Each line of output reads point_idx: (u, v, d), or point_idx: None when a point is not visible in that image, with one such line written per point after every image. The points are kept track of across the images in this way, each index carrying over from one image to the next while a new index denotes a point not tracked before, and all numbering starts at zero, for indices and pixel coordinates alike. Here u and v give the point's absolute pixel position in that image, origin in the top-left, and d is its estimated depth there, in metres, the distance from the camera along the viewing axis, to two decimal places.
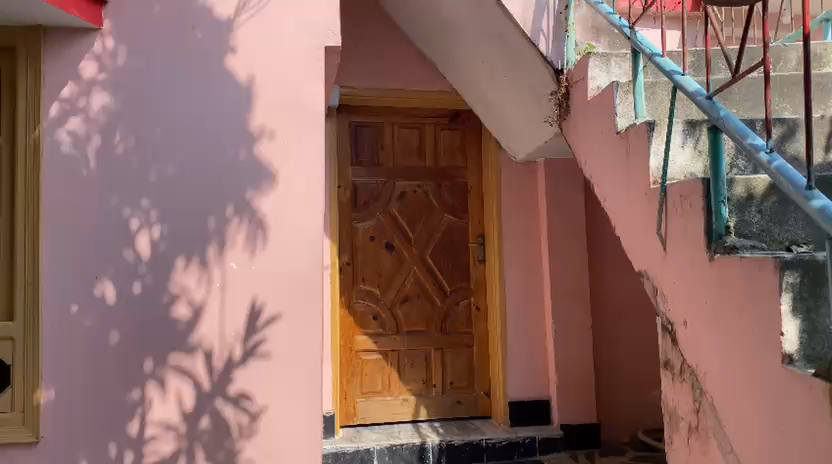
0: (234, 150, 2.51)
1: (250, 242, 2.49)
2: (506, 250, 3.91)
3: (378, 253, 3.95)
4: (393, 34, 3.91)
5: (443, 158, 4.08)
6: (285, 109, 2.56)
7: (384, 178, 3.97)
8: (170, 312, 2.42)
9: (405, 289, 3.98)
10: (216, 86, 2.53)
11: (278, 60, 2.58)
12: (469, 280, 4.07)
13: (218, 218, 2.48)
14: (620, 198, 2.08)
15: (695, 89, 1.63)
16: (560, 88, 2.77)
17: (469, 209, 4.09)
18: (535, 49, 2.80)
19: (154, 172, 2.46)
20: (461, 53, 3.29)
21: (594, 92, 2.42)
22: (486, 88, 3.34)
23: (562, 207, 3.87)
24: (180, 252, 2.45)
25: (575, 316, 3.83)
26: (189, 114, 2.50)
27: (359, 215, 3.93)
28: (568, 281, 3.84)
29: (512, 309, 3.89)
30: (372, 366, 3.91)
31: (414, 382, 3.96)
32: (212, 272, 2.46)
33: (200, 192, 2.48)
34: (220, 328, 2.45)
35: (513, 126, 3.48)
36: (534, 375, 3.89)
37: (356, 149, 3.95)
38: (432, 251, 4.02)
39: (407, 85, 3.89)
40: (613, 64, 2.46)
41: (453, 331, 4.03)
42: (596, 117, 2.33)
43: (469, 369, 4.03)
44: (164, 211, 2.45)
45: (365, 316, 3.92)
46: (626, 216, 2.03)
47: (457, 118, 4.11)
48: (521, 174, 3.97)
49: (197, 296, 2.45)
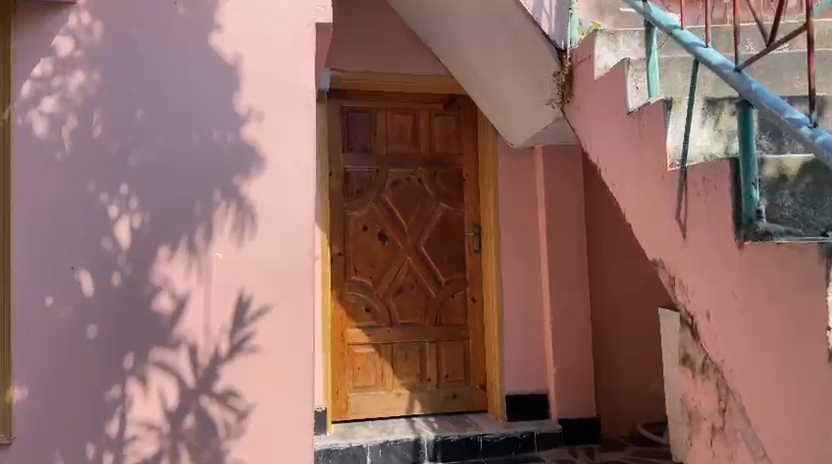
0: (221, 134, 2.37)
1: (237, 231, 2.35)
2: (503, 240, 3.79)
3: (371, 242, 3.82)
4: (386, 16, 3.77)
5: (438, 145, 3.94)
6: (274, 90, 2.42)
7: (377, 165, 3.83)
8: (152, 305, 2.28)
9: (399, 281, 3.85)
10: (201, 66, 2.38)
11: (266, 38, 2.44)
12: (464, 271, 3.94)
13: (205, 205, 2.33)
14: (631, 184, 1.96)
15: (720, 62, 1.49)
16: (564, 70, 2.70)
17: (465, 197, 3.96)
18: (537, 29, 2.68)
19: (136, 157, 2.31)
20: (458, 33, 3.14)
21: (601, 73, 2.30)
22: (484, 71, 3.20)
23: (561, 195, 3.75)
24: (163, 241, 2.30)
25: (575, 308, 3.71)
26: (172, 96, 2.35)
27: (350, 203, 3.79)
28: (568, 271, 3.72)
29: (509, 300, 3.77)
30: (365, 359, 3.78)
31: (408, 376, 3.83)
32: (198, 262, 2.32)
33: (185, 178, 2.34)
34: (205, 322, 2.31)
35: (511, 112, 3.34)
36: (532, 369, 3.77)
37: (347, 135, 3.80)
38: (426, 241, 3.89)
39: (402, 69, 3.74)
40: (620, 42, 2.32)
41: (448, 323, 3.90)
42: (605, 99, 2.20)
43: (464, 362, 3.91)
44: (147, 198, 2.31)
45: (357, 308, 3.79)
46: (638, 202, 1.91)
47: (452, 104, 3.97)
48: (518, 160, 3.84)
49: (181, 287, 2.30)
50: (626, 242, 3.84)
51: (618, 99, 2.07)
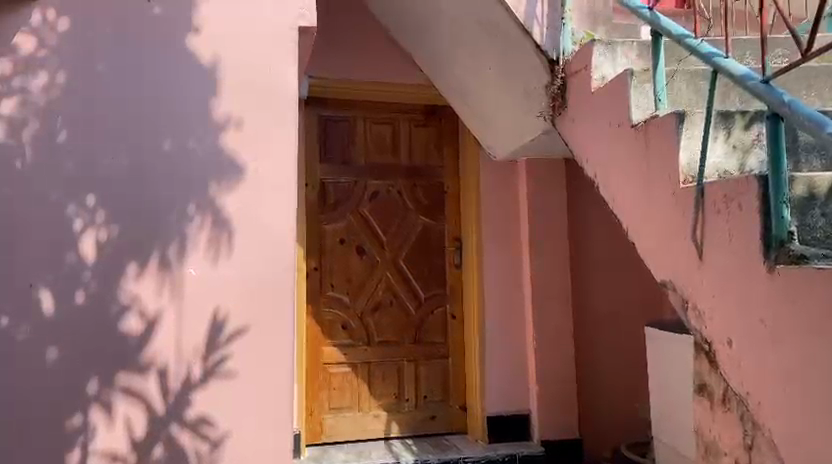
0: (195, 142, 2.24)
1: (213, 246, 2.21)
2: (486, 256, 3.68)
3: (348, 256, 3.67)
4: (366, 23, 3.67)
5: (419, 156, 3.82)
6: (254, 95, 2.31)
7: (356, 176, 3.70)
8: (119, 324, 2.13)
9: (377, 297, 3.71)
10: (175, 70, 2.25)
11: (248, 38, 2.33)
12: (445, 287, 3.82)
13: (178, 217, 2.20)
14: (636, 200, 1.88)
15: (743, 73, 1.41)
16: (556, 79, 2.62)
17: (445, 211, 3.84)
18: (528, 37, 2.60)
19: (104, 164, 2.17)
20: (443, 40, 3.04)
21: (599, 83, 2.22)
22: (469, 80, 3.10)
23: (545, 210, 3.67)
24: (131, 257, 2.15)
25: (558, 324, 3.62)
26: (144, 100, 2.22)
27: (328, 216, 3.65)
28: (551, 287, 3.63)
29: (491, 317, 3.66)
30: (340, 379, 3.62)
31: (385, 396, 3.69)
32: (170, 278, 2.17)
33: (155, 188, 2.19)
34: (177, 344, 2.16)
35: (495, 123, 3.24)
36: (514, 388, 3.66)
37: (325, 144, 3.66)
38: (406, 256, 3.76)
39: (382, 76, 3.65)
40: (619, 52, 2.25)
41: (428, 341, 3.77)
42: (604, 111, 2.11)
43: (443, 382, 3.78)
44: (114, 208, 2.16)
45: (333, 325, 3.63)
46: (643, 220, 1.82)
47: (433, 114, 3.87)
48: (500, 173, 3.75)
49: (151, 305, 2.15)
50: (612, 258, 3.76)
51: (618, 111, 1.99)
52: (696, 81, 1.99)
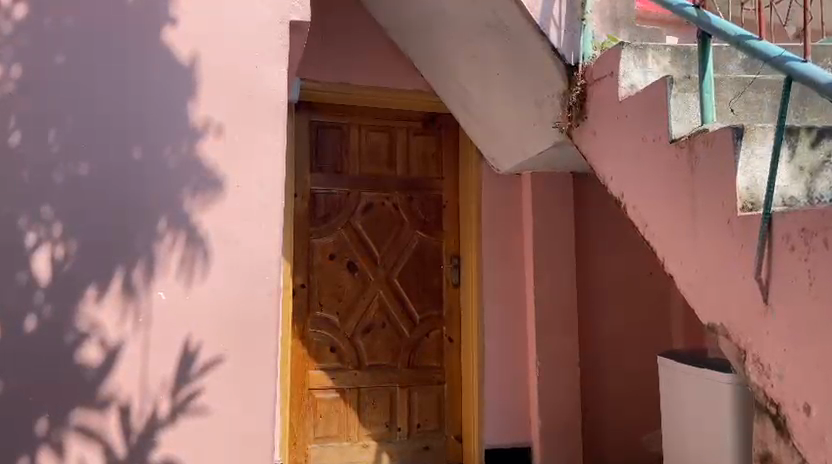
0: (164, 148, 1.98)
1: (185, 268, 1.95)
2: (486, 275, 3.43)
3: (339, 273, 3.40)
4: (361, 24, 3.41)
5: (416, 166, 3.56)
6: (236, 97, 2.05)
7: (348, 187, 3.43)
8: (76, 354, 1.86)
9: (368, 317, 3.44)
10: (147, 68, 2.00)
11: (233, 33, 2.08)
12: (442, 307, 3.55)
13: (145, 234, 1.94)
14: (674, 228, 1.64)
15: (826, 80, 1.19)
16: (575, 88, 2.36)
17: (444, 226, 3.58)
18: (544, 40, 2.34)
19: (61, 172, 1.91)
20: (446, 44, 2.82)
21: (627, 92, 1.98)
22: (473, 87, 2.87)
23: (552, 227, 3.41)
24: (92, 277, 1.89)
25: (563, 351, 3.36)
26: (111, 101, 1.97)
27: (317, 229, 3.38)
28: (555, 311, 3.37)
29: (491, 341, 3.40)
30: (327, 405, 3.35)
31: (375, 425, 3.41)
32: (135, 304, 1.91)
33: (120, 200, 1.94)
34: (142, 377, 1.90)
35: (498, 134, 3.00)
36: (514, 418, 3.40)
37: (316, 151, 3.39)
38: (400, 273, 3.49)
39: (378, 82, 3.40)
40: (649, 58, 2.01)
41: (422, 365, 3.50)
42: (634, 124, 1.87)
43: (438, 409, 3.51)
44: (75, 221, 1.90)
45: (320, 347, 3.36)
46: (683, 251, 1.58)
47: (432, 123, 3.61)
48: (503, 187, 3.51)
49: (114, 333, 1.89)
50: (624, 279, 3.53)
51: (651, 124, 1.76)
52: (743, 92, 1.79)
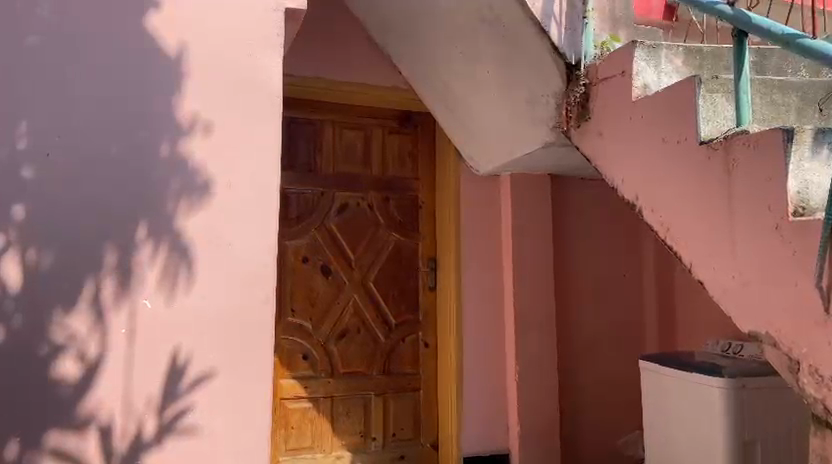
0: (149, 140, 1.80)
1: (171, 273, 1.78)
2: (465, 277, 3.34)
3: (312, 277, 3.25)
4: (337, 18, 3.28)
5: (391, 166, 3.45)
6: (226, 90, 1.88)
7: (323, 187, 3.29)
8: (51, 369, 1.66)
9: (343, 323, 3.30)
10: (130, 51, 1.81)
11: (223, 19, 1.91)
12: (417, 311, 3.44)
13: (127, 237, 1.75)
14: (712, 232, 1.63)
15: None
16: (578, 87, 2.29)
17: (420, 228, 3.48)
18: (545, 37, 2.27)
19: (31, 165, 1.70)
20: (434, 40, 2.71)
21: (640, 91, 1.94)
22: (460, 85, 2.77)
23: (531, 230, 3.36)
24: (68, 285, 1.69)
25: (542, 355, 3.32)
26: (89, 86, 1.77)
27: (290, 231, 3.22)
28: (534, 316, 3.32)
29: (469, 346, 3.32)
30: (300, 416, 3.19)
31: (350, 435, 3.27)
32: (115, 315, 1.72)
33: (99, 199, 1.74)
34: (125, 394, 1.72)
35: (482, 135, 2.91)
36: (492, 424, 3.33)
37: (288, 149, 3.23)
38: (376, 276, 3.37)
39: (354, 78, 3.27)
40: (662, 58, 1.98)
41: (398, 372, 3.39)
42: (653, 124, 1.83)
43: (414, 417, 3.40)
44: (48, 223, 1.70)
45: (293, 354, 3.20)
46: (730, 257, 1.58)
47: (408, 122, 3.51)
48: (481, 188, 3.44)
49: (93, 345, 1.70)
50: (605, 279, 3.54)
51: (678, 124, 1.73)
52: (770, 94, 1.88)
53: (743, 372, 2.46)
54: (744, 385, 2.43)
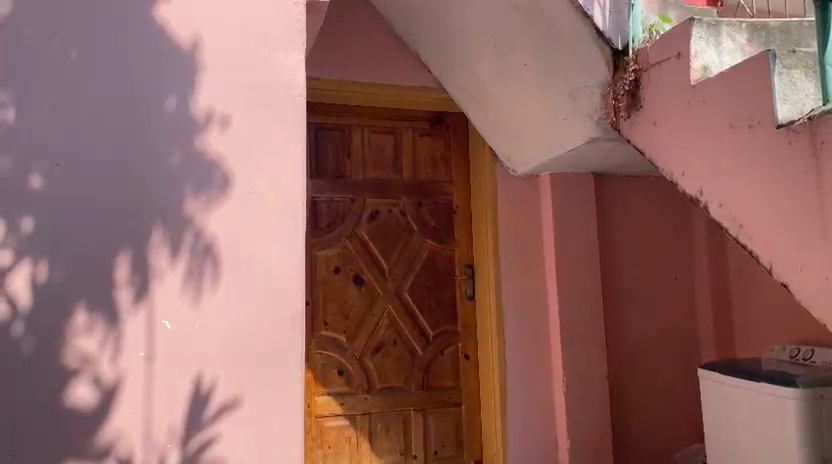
0: (166, 145, 1.66)
1: (191, 287, 1.63)
2: (505, 284, 3.16)
3: (344, 288, 3.10)
4: (363, 16, 3.14)
5: (423, 170, 3.28)
6: (243, 91, 1.74)
7: (353, 194, 3.14)
8: (64, 396, 1.53)
9: (378, 336, 3.14)
10: (141, 48, 1.67)
11: (237, 17, 1.76)
12: (455, 322, 3.27)
13: (142, 251, 1.61)
14: (806, 231, 1.51)
15: None
16: (626, 74, 2.11)
17: (456, 234, 3.31)
18: (587, 21, 2.10)
19: (38, 175, 1.57)
20: (464, 33, 2.54)
21: (699, 74, 1.86)
22: (494, 80, 2.59)
23: (574, 233, 3.16)
24: (80, 304, 1.55)
25: (591, 365, 3.11)
26: (99, 89, 1.63)
27: (320, 240, 3.07)
28: (580, 324, 3.12)
29: (514, 358, 3.13)
30: (336, 434, 3.03)
31: (389, 453, 3.10)
32: (131, 335, 1.58)
33: (113, 210, 1.60)
34: (146, 421, 1.57)
35: (519, 132, 2.73)
36: (540, 440, 3.13)
37: (315, 155, 3.08)
38: (411, 286, 3.21)
39: (382, 79, 3.12)
40: (723, 37, 1.90)
41: (438, 386, 3.21)
42: (717, 112, 1.77)
43: (456, 433, 3.22)
44: (60, 235, 1.56)
45: (327, 370, 3.05)
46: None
47: (439, 123, 3.34)
48: (519, 190, 3.25)
49: (108, 369, 1.56)
50: (655, 283, 3.32)
51: (754, 100, 1.64)
52: None
53: (818, 382, 2.24)
54: (822, 396, 2.21)
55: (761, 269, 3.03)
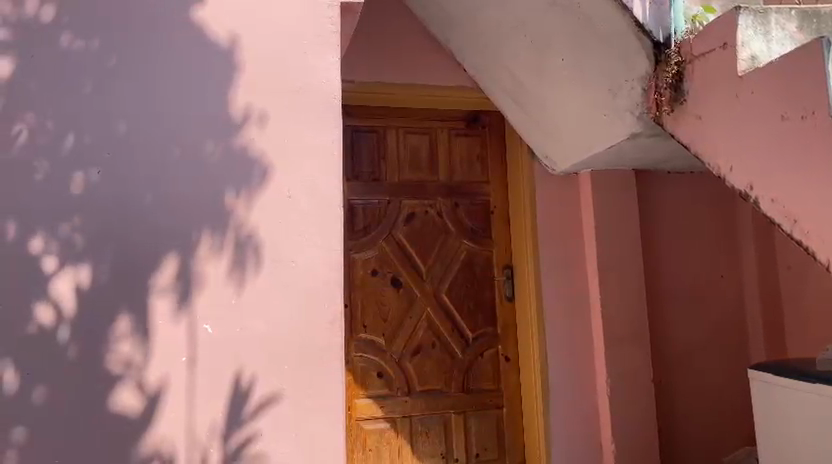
0: (204, 148, 1.67)
1: (230, 291, 1.63)
2: (545, 285, 3.11)
3: (382, 290, 3.09)
4: (398, 16, 3.12)
5: (460, 171, 3.25)
6: (279, 93, 1.73)
7: (389, 195, 3.12)
8: (109, 398, 1.54)
9: (417, 338, 3.12)
10: (176, 52, 1.68)
11: (273, 19, 1.76)
12: (495, 323, 3.23)
13: (181, 254, 1.61)
14: None
15: None
16: (669, 67, 2.06)
17: (494, 234, 3.27)
18: (627, 15, 2.02)
19: (80, 181, 1.59)
20: (499, 30, 2.51)
21: (746, 65, 1.81)
22: (531, 76, 2.55)
23: (615, 231, 3.10)
24: (123, 307, 1.57)
25: (636, 366, 3.04)
26: (137, 95, 1.65)
27: (357, 242, 3.07)
28: (624, 324, 3.05)
29: (555, 359, 3.07)
30: (377, 437, 3.02)
31: (430, 456, 3.08)
32: (173, 338, 1.59)
33: (153, 214, 1.61)
34: (189, 423, 1.58)
35: (557, 129, 2.68)
36: (584, 443, 3.07)
37: (351, 157, 3.08)
38: (449, 288, 3.18)
39: (417, 79, 3.10)
40: (772, 24, 1.82)
41: (478, 389, 3.17)
42: (767, 103, 1.71)
43: (498, 435, 3.17)
44: (103, 239, 1.58)
45: (366, 373, 3.04)
46: None
47: (475, 122, 3.31)
48: (558, 188, 3.20)
49: (150, 371, 1.57)
50: (700, 281, 3.23)
51: (806, 89, 1.58)
52: None
53: None
54: None
55: (816, 266, 2.92)
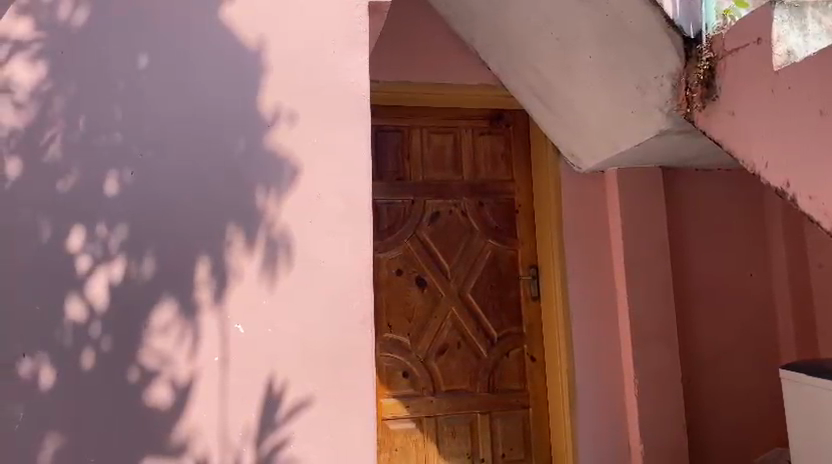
0: (234, 149, 1.67)
1: (261, 290, 1.64)
2: (571, 284, 3.09)
3: (407, 290, 3.09)
4: (421, 15, 3.12)
5: (484, 170, 3.23)
6: (310, 93, 1.73)
7: (413, 195, 3.12)
8: (144, 396, 1.55)
9: (442, 338, 3.11)
10: (206, 54, 1.69)
11: (302, 18, 1.77)
12: (520, 323, 3.21)
13: (213, 254, 1.62)
14: None
15: None
16: (701, 63, 2.04)
17: (518, 233, 3.25)
18: (657, 10, 2.00)
19: (114, 182, 1.60)
20: (524, 28, 2.49)
21: (783, 59, 1.77)
22: (558, 74, 2.53)
23: (642, 230, 3.06)
24: (155, 307, 1.58)
25: (663, 365, 3.01)
26: (169, 96, 1.66)
27: (382, 243, 3.07)
28: (651, 323, 3.02)
29: (582, 359, 3.05)
30: (403, 438, 3.02)
31: (456, 457, 3.07)
32: (205, 338, 1.59)
33: (185, 215, 1.62)
34: (222, 423, 1.58)
35: (584, 127, 2.66)
36: (611, 444, 3.04)
37: (376, 157, 3.09)
38: (474, 288, 3.16)
39: (441, 78, 3.09)
40: (808, 17, 1.82)
41: (503, 389, 3.15)
42: (803, 99, 1.68)
43: (524, 436, 3.16)
44: (135, 240, 1.59)
45: (392, 373, 3.04)
46: None
47: (499, 120, 3.29)
48: (584, 187, 3.17)
49: (184, 370, 1.58)
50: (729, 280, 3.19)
51: None
52: None
53: None
54: None
55: None
